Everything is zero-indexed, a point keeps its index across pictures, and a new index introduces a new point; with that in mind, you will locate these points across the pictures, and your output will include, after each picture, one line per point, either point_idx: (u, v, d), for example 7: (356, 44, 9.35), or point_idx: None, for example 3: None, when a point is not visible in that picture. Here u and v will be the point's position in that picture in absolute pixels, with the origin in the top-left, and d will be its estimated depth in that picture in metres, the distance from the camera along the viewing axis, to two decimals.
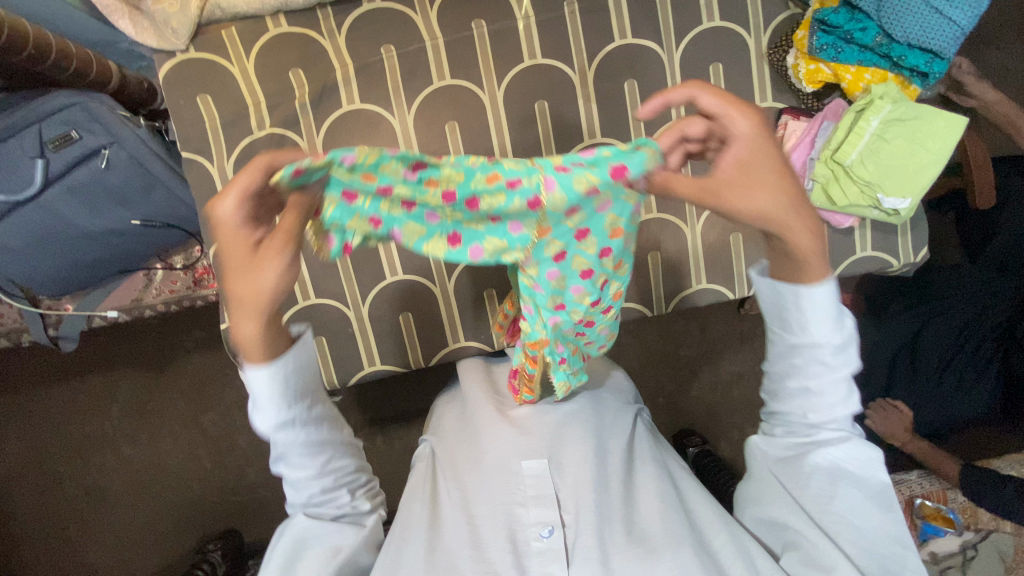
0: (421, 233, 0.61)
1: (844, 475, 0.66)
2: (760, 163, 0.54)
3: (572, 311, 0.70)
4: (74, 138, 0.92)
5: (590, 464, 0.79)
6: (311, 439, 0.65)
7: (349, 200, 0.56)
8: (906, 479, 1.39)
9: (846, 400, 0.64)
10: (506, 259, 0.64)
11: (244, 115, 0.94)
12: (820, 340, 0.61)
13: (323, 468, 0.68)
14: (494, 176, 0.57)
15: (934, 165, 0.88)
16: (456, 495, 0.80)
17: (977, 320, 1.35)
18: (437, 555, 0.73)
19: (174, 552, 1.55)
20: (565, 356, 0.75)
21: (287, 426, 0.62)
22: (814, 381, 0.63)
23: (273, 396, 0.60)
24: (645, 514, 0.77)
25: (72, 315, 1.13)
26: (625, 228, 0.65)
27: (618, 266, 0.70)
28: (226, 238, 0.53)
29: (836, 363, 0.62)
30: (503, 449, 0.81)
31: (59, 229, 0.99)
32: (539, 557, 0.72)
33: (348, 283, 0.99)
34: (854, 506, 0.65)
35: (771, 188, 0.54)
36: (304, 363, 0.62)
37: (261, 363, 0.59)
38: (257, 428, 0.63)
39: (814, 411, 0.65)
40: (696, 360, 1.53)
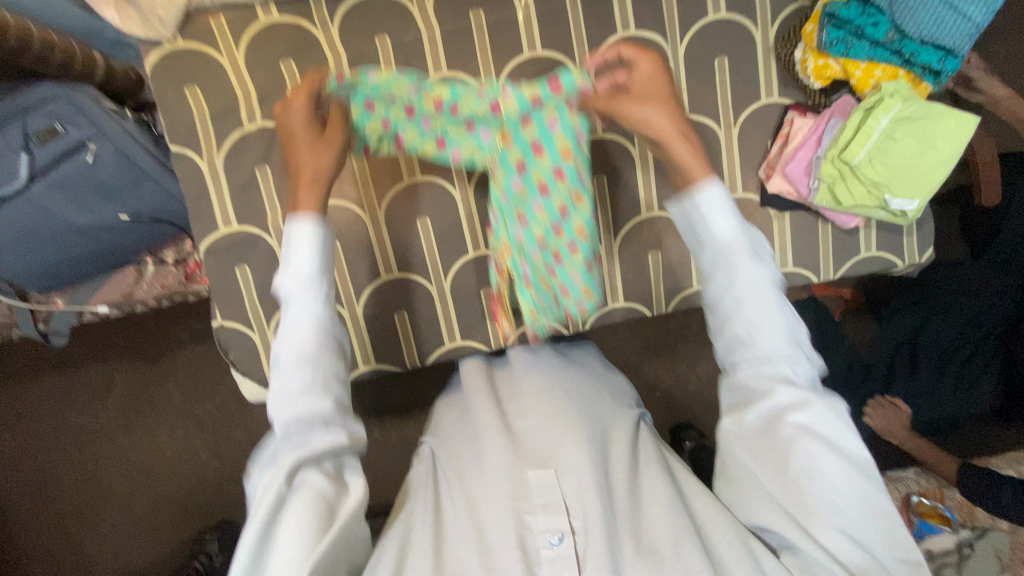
0: (420, 137, 0.87)
1: (808, 406, 0.69)
2: (646, 88, 0.76)
3: (533, 227, 0.85)
4: (58, 132, 0.91)
5: (593, 467, 0.76)
6: (315, 317, 0.72)
7: (368, 104, 0.82)
8: (902, 477, 1.40)
9: (781, 309, 0.72)
10: (483, 163, 0.88)
11: (234, 107, 0.91)
12: (736, 238, 0.74)
13: (315, 355, 0.70)
14: (472, 89, 0.82)
15: (943, 166, 0.86)
16: (461, 501, 0.79)
17: (977, 318, 1.33)
18: (446, 563, 0.73)
19: (171, 543, 1.55)
20: (530, 277, 0.89)
21: (295, 292, 0.73)
22: (742, 282, 0.72)
23: (302, 254, 0.73)
24: (654, 521, 0.75)
25: (62, 310, 1.09)
26: (573, 147, 0.82)
27: (576, 198, 0.84)
28: (292, 133, 0.77)
29: (758, 282, 0.72)
30: (506, 454, 0.79)
31: (45, 223, 0.97)
32: (551, 565, 0.70)
33: (342, 281, 0.97)
34: (834, 469, 0.66)
35: (657, 106, 0.76)
36: (315, 242, 0.74)
37: (306, 217, 0.75)
38: (281, 292, 0.74)
39: (755, 320, 0.72)
40: (695, 355, 1.52)
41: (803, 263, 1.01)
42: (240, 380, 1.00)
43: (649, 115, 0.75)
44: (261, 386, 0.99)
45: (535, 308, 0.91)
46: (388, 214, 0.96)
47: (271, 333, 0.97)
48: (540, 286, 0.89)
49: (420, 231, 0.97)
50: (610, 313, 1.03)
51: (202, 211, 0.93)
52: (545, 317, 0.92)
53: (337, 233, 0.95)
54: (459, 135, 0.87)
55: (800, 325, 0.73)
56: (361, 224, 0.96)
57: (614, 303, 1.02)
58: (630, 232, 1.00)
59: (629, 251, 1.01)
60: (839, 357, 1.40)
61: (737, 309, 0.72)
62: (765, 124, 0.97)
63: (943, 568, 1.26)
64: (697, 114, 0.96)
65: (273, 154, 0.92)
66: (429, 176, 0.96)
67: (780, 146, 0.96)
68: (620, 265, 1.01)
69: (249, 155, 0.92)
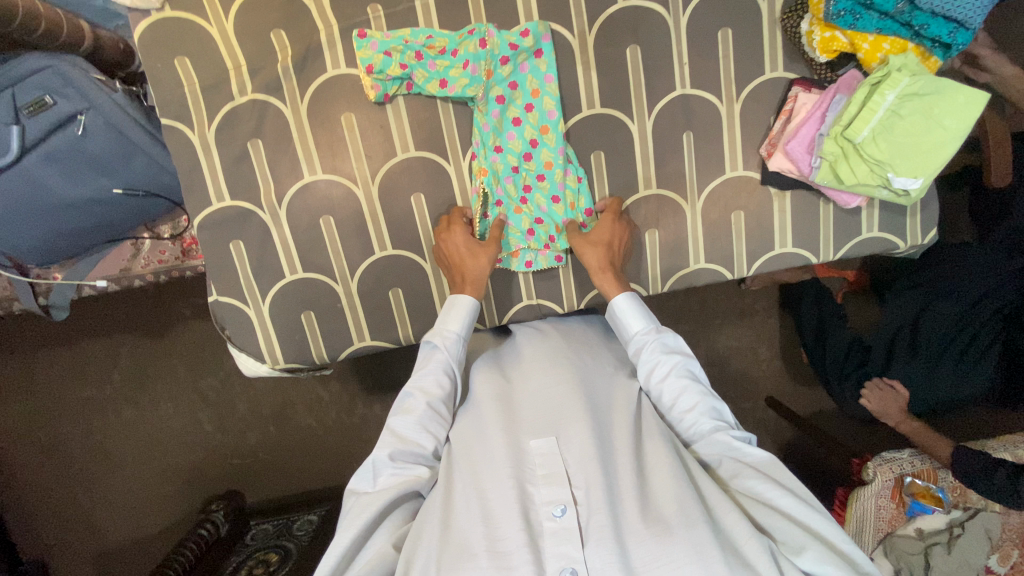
0: (428, 78, 0.88)
1: (746, 468, 0.78)
2: (598, 233, 0.92)
3: (507, 155, 0.93)
4: (48, 104, 0.89)
5: (594, 439, 0.78)
6: (446, 377, 0.85)
7: (386, 52, 0.86)
8: (897, 457, 1.33)
9: (698, 390, 0.84)
10: (472, 94, 0.89)
11: (224, 79, 0.89)
12: (649, 336, 0.88)
13: (442, 409, 0.84)
14: (462, 35, 0.87)
15: (950, 144, 0.83)
16: (467, 474, 0.79)
17: (983, 300, 1.32)
18: (451, 533, 0.73)
19: (181, 510, 1.60)
20: (503, 201, 0.95)
21: (441, 351, 0.86)
22: (660, 375, 0.85)
23: (456, 334, 0.87)
24: (659, 493, 0.76)
25: (60, 284, 1.11)
26: (542, 88, 0.90)
27: (545, 130, 0.92)
28: (457, 247, 0.90)
29: (671, 371, 0.85)
30: (508, 430, 0.82)
31: (40, 198, 0.96)
32: (554, 536, 0.71)
33: (335, 257, 0.97)
34: (797, 510, 0.73)
35: (597, 248, 0.91)
36: (468, 318, 0.88)
37: (469, 298, 0.89)
38: (429, 352, 0.87)
39: (675, 404, 0.85)
40: (693, 332, 1.56)
41: (803, 243, 1.00)
42: (236, 355, 1.01)
43: (586, 251, 0.91)
44: (257, 361, 1.01)
45: (512, 238, 0.96)
46: (381, 189, 0.94)
47: (267, 308, 0.98)
48: (517, 217, 0.96)
49: (413, 208, 0.96)
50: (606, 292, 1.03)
51: (195, 185, 0.92)
52: (529, 255, 0.98)
53: (331, 209, 0.94)
54: (459, 76, 0.88)
55: (720, 399, 0.85)
56: (353, 199, 0.94)
57: None
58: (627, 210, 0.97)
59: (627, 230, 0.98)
60: (838, 342, 1.40)
61: (665, 400, 0.86)
62: (768, 100, 0.95)
63: (933, 547, 1.29)
64: (698, 89, 0.93)
65: (264, 128, 0.91)
66: (422, 151, 0.94)
67: (783, 123, 0.93)
68: None
69: (239, 128, 0.90)
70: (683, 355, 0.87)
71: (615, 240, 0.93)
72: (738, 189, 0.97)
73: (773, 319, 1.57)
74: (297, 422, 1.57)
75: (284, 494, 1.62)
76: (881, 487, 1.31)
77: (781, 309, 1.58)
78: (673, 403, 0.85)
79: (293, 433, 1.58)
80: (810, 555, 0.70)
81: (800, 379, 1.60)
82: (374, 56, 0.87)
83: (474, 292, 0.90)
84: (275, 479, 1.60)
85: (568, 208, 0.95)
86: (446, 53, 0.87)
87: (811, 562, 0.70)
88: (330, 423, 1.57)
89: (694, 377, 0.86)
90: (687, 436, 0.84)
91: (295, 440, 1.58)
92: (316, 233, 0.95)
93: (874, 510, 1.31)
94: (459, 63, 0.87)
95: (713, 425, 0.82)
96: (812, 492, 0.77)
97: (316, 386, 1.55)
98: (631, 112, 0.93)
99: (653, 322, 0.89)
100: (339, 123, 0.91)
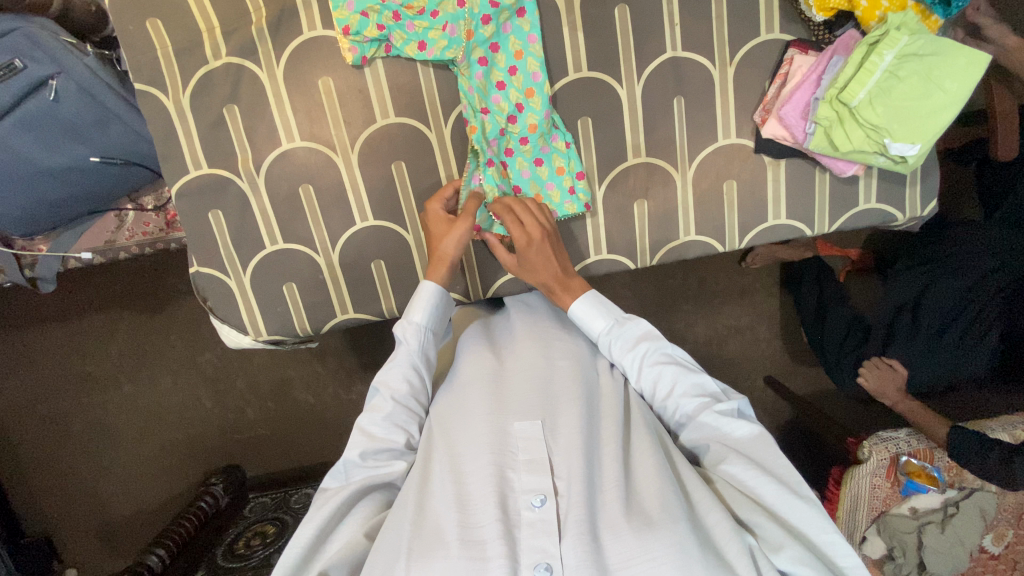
0: (406, 40, 0.85)
1: (731, 451, 0.76)
2: (528, 257, 0.87)
3: (495, 117, 0.88)
4: (18, 68, 0.87)
5: (579, 427, 0.77)
6: (412, 370, 0.84)
7: (362, 12, 0.83)
8: (893, 437, 1.31)
9: (672, 371, 0.83)
10: (452, 57, 0.85)
11: (198, 42, 0.86)
12: (614, 330, 0.86)
13: (410, 403, 0.83)
14: None
15: (950, 108, 0.79)
16: (445, 457, 0.77)
17: (987, 278, 1.28)
18: (424, 518, 0.71)
19: (182, 483, 1.62)
20: (494, 161, 0.91)
21: (405, 343, 0.84)
22: (635, 368, 0.85)
23: (420, 326, 0.85)
24: (643, 484, 0.73)
25: (46, 256, 1.10)
26: (525, 50, 0.86)
27: (530, 92, 0.87)
28: (436, 223, 0.88)
29: (641, 361, 0.85)
30: (493, 412, 0.79)
31: (15, 165, 0.94)
32: (530, 528, 0.69)
33: (316, 228, 0.95)
34: (777, 498, 0.71)
35: (537, 271, 0.88)
36: (431, 307, 0.85)
37: (435, 281, 0.86)
38: (395, 346, 0.85)
39: (655, 392, 0.84)
40: (690, 311, 1.53)
41: (798, 215, 0.97)
42: (219, 327, 1.00)
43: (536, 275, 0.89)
44: (240, 333, 1.00)
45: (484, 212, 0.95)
46: (361, 157, 0.92)
47: (248, 279, 0.96)
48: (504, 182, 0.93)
49: (393, 175, 0.93)
50: (591, 266, 0.98)
51: (172, 152, 0.90)
52: None
53: (311, 177, 0.92)
54: (439, 38, 0.84)
55: (702, 372, 0.84)
56: (333, 167, 0.92)
57: (596, 254, 0.98)
58: (615, 180, 0.94)
59: (615, 201, 0.95)
60: (838, 319, 1.36)
61: (644, 390, 0.85)
62: (764, 63, 0.91)
63: (926, 526, 1.27)
64: (691, 52, 0.89)
65: (240, 93, 0.88)
66: (403, 117, 0.91)
67: (778, 87, 0.89)
68: (604, 217, 0.96)
69: (215, 93, 0.88)
70: (651, 339, 0.86)
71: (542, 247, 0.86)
72: (731, 159, 0.94)
73: (772, 297, 1.54)
74: (294, 398, 1.57)
75: (282, 469, 1.63)
76: (877, 465, 1.28)
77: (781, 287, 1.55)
78: (653, 392, 0.84)
79: (291, 409, 1.59)
80: (788, 555, 0.67)
81: (798, 359, 1.58)
82: (350, 16, 0.83)
83: (440, 275, 0.87)
84: (273, 454, 1.62)
85: (553, 172, 0.92)
86: (428, 14, 0.83)
87: (789, 563, 0.67)
88: (327, 399, 1.58)
89: (670, 360, 0.85)
90: (672, 419, 0.84)
91: (292, 415, 1.59)
92: (297, 202, 0.93)
93: (869, 490, 1.29)
94: (438, 25, 0.83)
95: (696, 405, 0.80)
96: (801, 474, 0.74)
97: (311, 361, 1.55)
98: (619, 77, 0.90)
99: (613, 311, 0.88)
100: (317, 88, 0.89)
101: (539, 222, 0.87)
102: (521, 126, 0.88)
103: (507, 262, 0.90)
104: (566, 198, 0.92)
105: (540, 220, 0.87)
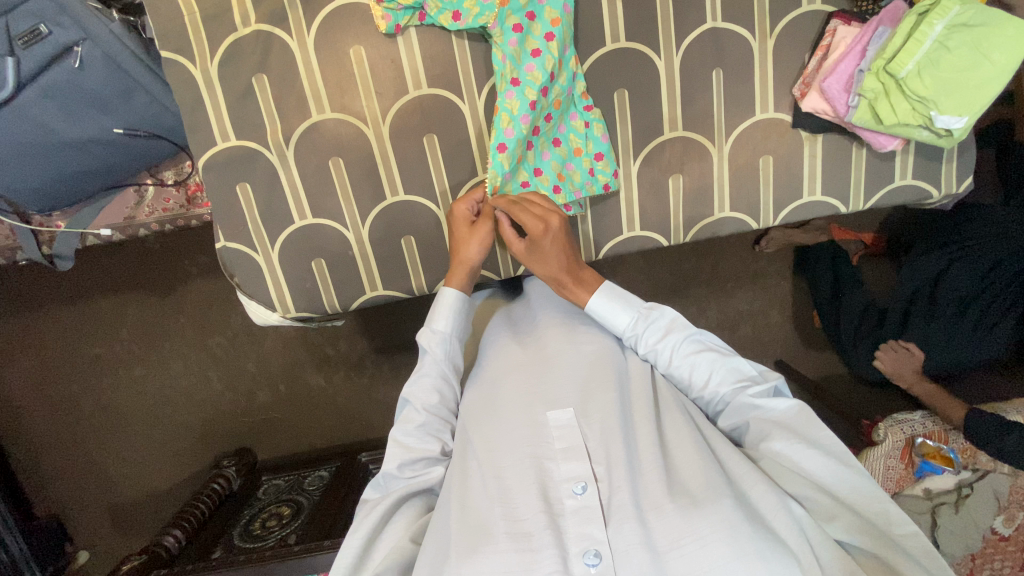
0: (440, 8, 0.83)
1: (774, 427, 0.75)
2: (538, 248, 0.84)
3: (525, 89, 0.82)
4: (43, 34, 0.85)
5: (617, 414, 0.76)
6: (436, 381, 0.82)
7: None
8: (908, 419, 1.30)
9: (709, 358, 0.81)
10: (483, 24, 0.82)
11: (226, 8, 0.83)
12: (639, 325, 0.83)
13: (442, 411, 0.83)
14: None
15: (997, 80, 0.78)
16: (480, 451, 0.77)
17: (1009, 259, 1.27)
18: (467, 513, 0.71)
19: (194, 466, 1.62)
20: (508, 145, 0.84)
21: (430, 353, 0.83)
22: (667, 360, 0.83)
23: (445, 335, 0.83)
24: (682, 465, 0.72)
25: (64, 233, 1.08)
26: (562, 18, 0.82)
27: (561, 64, 0.84)
28: (457, 223, 0.88)
29: (669, 354, 0.83)
30: (526, 402, 0.79)
31: (37, 137, 0.92)
32: (575, 516, 0.69)
33: (346, 203, 0.93)
34: (819, 467, 0.71)
35: (542, 264, 0.85)
36: (455, 314, 0.84)
37: (457, 287, 0.85)
38: (421, 356, 0.84)
39: (692, 382, 0.82)
40: (705, 295, 1.52)
41: (832, 192, 0.96)
42: (246, 303, 0.99)
43: (542, 266, 0.86)
44: (267, 309, 0.99)
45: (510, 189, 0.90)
46: (393, 130, 0.90)
47: (276, 254, 0.95)
48: (517, 166, 0.88)
49: (426, 148, 0.92)
50: (624, 242, 0.98)
51: (197, 122, 0.88)
52: None
53: (340, 150, 0.91)
54: (472, 8, 0.81)
55: (737, 355, 0.82)
56: (364, 140, 0.90)
57: (630, 231, 0.97)
58: (650, 154, 0.93)
59: (649, 176, 0.94)
60: (853, 303, 1.36)
61: (675, 380, 0.84)
62: (804, 36, 0.90)
63: (939, 507, 1.25)
64: (729, 23, 0.88)
65: (269, 63, 0.86)
66: (436, 88, 0.89)
67: (819, 60, 0.88)
68: (639, 192, 0.95)
69: (244, 62, 0.86)
70: (675, 326, 0.83)
71: (551, 240, 0.83)
72: (766, 134, 0.93)
73: (790, 281, 1.53)
74: (306, 380, 1.56)
75: (295, 452, 1.63)
76: (891, 447, 1.27)
77: (795, 271, 1.52)
78: (688, 383, 0.83)
79: (303, 392, 1.58)
80: (840, 525, 0.68)
81: (814, 343, 1.56)
82: None
83: (460, 281, 0.86)
84: (285, 436, 1.61)
85: (572, 153, 0.91)
86: None
87: (841, 532, 0.68)
88: (339, 382, 1.57)
89: (699, 348, 0.82)
90: (708, 406, 0.83)
91: (305, 398, 1.58)
92: (326, 176, 0.92)
93: (882, 471, 1.27)
94: None
95: (732, 390, 0.79)
96: (843, 443, 0.73)
97: (325, 344, 1.54)
98: (658, 48, 0.88)
99: (632, 303, 0.84)
100: (348, 58, 0.86)
101: (544, 217, 0.83)
102: (549, 102, 0.85)
103: (518, 248, 0.86)
104: (586, 178, 0.91)
105: (547, 216, 0.83)
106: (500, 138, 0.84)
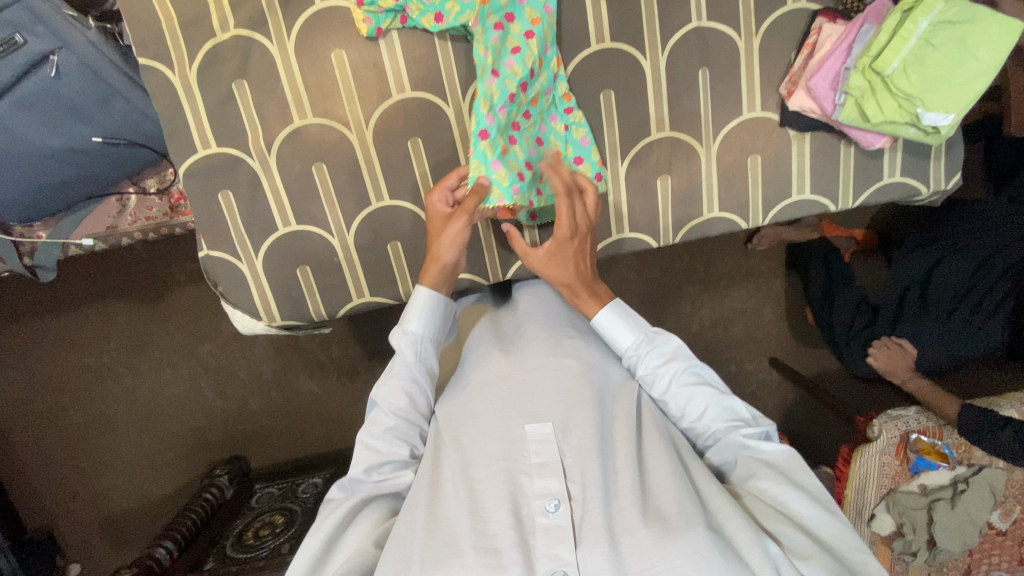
0: (423, 10, 0.82)
1: (764, 469, 0.75)
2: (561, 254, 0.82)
3: (505, 80, 0.80)
4: (18, 43, 0.83)
5: (595, 429, 0.75)
6: (407, 385, 0.80)
7: None
8: (902, 415, 1.27)
9: (706, 393, 0.80)
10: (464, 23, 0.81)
11: (205, 13, 0.82)
12: (642, 350, 0.82)
13: (411, 415, 0.81)
14: None
15: (983, 76, 0.77)
16: (456, 463, 0.76)
17: (1000, 254, 1.26)
18: (437, 525, 0.70)
19: (186, 475, 1.60)
20: (491, 131, 0.80)
21: (401, 355, 0.81)
22: (665, 389, 0.82)
23: (415, 337, 0.81)
24: (659, 489, 0.71)
25: (46, 243, 1.06)
26: (542, 18, 0.82)
27: (542, 63, 0.83)
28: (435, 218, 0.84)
29: (669, 383, 0.81)
30: (505, 417, 0.77)
31: (13, 147, 0.90)
32: (545, 534, 0.68)
33: (330, 209, 0.92)
34: (803, 510, 0.72)
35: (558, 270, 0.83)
36: (428, 316, 0.81)
37: (429, 287, 0.82)
38: (393, 358, 0.82)
39: (686, 413, 0.81)
40: (698, 294, 1.51)
41: (821, 191, 0.96)
42: (230, 312, 0.97)
43: (552, 270, 0.84)
44: (253, 318, 0.97)
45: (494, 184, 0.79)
46: (377, 135, 0.89)
47: (260, 263, 0.93)
48: (504, 158, 0.81)
49: (410, 152, 0.91)
50: (614, 245, 0.96)
51: (177, 131, 0.86)
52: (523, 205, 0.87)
53: (323, 155, 0.89)
54: (455, 10, 0.80)
55: (733, 394, 0.81)
56: (348, 145, 0.89)
57: (619, 233, 0.96)
58: (638, 155, 0.92)
59: (637, 177, 0.93)
60: (846, 300, 1.35)
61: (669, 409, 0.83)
62: (790, 34, 0.89)
63: (937, 503, 1.25)
64: (715, 22, 0.87)
65: (249, 68, 0.85)
66: (420, 91, 0.88)
67: (805, 58, 0.88)
68: (627, 193, 0.94)
69: (223, 68, 0.84)
70: (678, 356, 0.82)
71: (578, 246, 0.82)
72: (754, 133, 0.92)
73: (783, 279, 1.53)
74: (298, 387, 1.55)
75: (288, 459, 1.61)
76: (885, 443, 1.25)
77: (787, 270, 1.53)
78: (684, 413, 0.82)
79: (295, 398, 1.56)
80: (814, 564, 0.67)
81: (807, 341, 1.56)
82: None
83: (433, 281, 0.82)
84: (277, 444, 1.59)
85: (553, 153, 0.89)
86: None
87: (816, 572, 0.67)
88: (332, 388, 1.55)
89: (698, 381, 0.82)
90: (699, 437, 0.83)
91: (297, 405, 1.56)
92: (310, 181, 0.90)
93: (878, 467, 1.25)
94: None
95: (727, 427, 0.79)
96: (826, 490, 0.75)
97: (316, 350, 1.52)
98: (643, 48, 0.87)
99: (638, 329, 0.83)
100: (329, 62, 0.85)
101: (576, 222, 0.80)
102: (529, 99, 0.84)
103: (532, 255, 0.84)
104: None
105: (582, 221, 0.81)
106: (483, 125, 0.79)
